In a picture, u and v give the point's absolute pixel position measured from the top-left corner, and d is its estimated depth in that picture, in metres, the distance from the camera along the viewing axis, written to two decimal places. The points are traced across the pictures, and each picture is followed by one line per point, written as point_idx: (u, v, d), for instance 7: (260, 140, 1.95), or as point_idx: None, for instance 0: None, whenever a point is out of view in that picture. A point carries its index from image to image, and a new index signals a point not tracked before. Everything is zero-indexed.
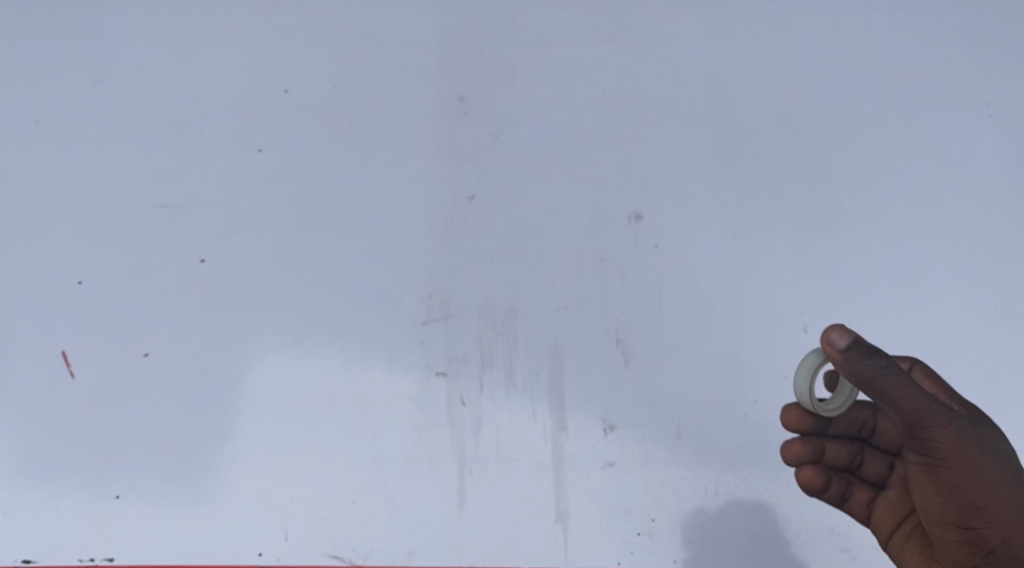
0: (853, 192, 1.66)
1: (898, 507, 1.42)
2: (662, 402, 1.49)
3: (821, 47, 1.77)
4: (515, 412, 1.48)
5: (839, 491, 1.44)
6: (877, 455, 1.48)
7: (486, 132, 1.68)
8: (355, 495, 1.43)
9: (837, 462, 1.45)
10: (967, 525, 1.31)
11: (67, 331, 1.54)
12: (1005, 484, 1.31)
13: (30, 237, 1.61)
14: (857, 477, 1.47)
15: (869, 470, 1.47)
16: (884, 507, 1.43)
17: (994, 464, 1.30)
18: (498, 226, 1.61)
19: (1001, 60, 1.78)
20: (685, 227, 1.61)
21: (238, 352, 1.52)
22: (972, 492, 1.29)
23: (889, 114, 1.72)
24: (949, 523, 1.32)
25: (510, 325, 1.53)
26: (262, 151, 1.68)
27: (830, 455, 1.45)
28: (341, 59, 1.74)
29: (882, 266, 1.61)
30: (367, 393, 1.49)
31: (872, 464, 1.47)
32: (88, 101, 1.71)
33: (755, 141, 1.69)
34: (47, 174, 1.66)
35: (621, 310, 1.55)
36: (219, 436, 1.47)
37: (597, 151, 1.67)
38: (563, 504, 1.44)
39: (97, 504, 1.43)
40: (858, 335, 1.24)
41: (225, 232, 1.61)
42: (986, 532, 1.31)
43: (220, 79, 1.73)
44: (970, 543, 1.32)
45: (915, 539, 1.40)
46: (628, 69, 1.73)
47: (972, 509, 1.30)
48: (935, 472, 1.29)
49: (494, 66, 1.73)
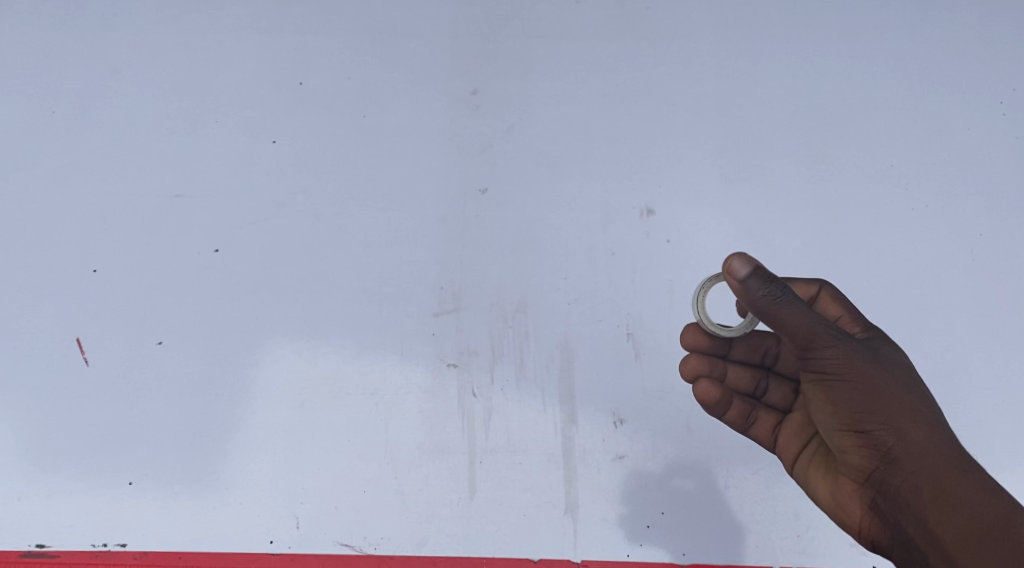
0: (866, 189, 1.66)
1: (807, 431, 1.31)
2: (672, 395, 1.49)
3: (834, 44, 1.77)
4: (525, 404, 1.48)
5: (740, 412, 1.36)
6: (782, 383, 1.37)
7: (500, 126, 1.69)
8: (365, 484, 1.43)
9: (743, 388, 1.38)
10: (862, 429, 1.19)
11: (83, 318, 1.55)
12: (895, 385, 1.18)
13: (47, 226, 1.62)
14: (765, 402, 1.37)
15: (775, 396, 1.37)
16: (790, 432, 1.33)
17: (870, 362, 1.18)
18: (510, 219, 1.61)
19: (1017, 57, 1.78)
20: (697, 223, 1.61)
21: (251, 342, 1.53)
22: (859, 394, 1.17)
23: (903, 111, 1.72)
24: (844, 433, 1.20)
25: (521, 318, 1.54)
26: (276, 142, 1.68)
27: (729, 379, 1.38)
28: (356, 52, 1.75)
29: (894, 263, 1.61)
30: (378, 383, 1.50)
31: (777, 391, 1.37)
32: (105, 91, 1.73)
33: (768, 137, 1.69)
34: (63, 162, 1.67)
35: (632, 304, 1.55)
36: (231, 425, 1.48)
37: (610, 145, 1.67)
38: (572, 496, 1.43)
39: (111, 490, 1.44)
40: (756, 262, 1.18)
41: (239, 223, 1.62)
42: (882, 435, 1.18)
43: (235, 70, 1.74)
44: (870, 449, 1.19)
45: (818, 466, 1.28)
46: (642, 64, 1.74)
47: (858, 412, 1.18)
48: (823, 377, 1.19)
49: (508, 60, 1.74)
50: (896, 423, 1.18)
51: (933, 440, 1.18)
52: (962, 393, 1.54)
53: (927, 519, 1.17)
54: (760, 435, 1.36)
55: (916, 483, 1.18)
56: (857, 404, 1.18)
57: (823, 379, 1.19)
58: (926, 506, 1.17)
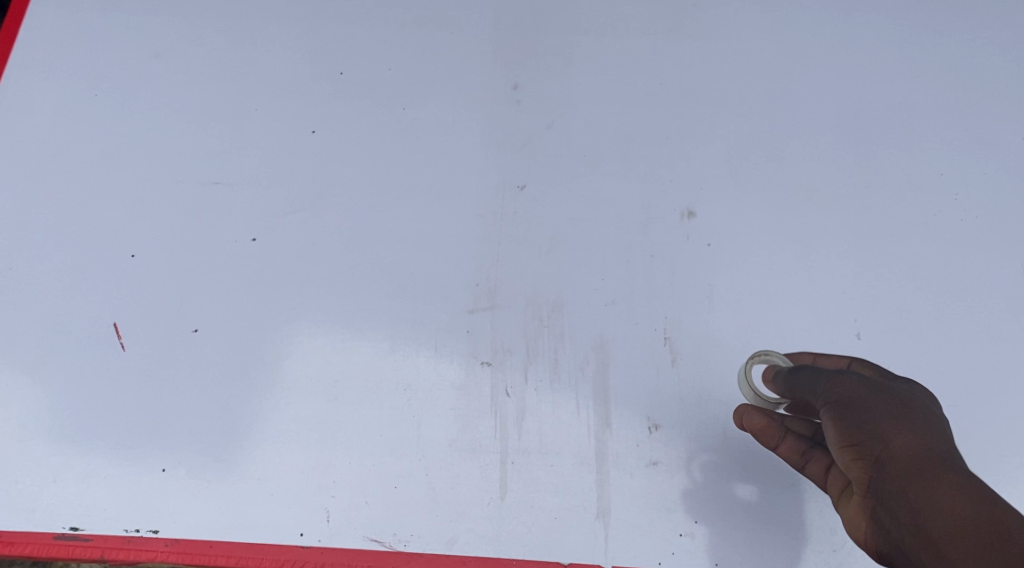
0: (912, 196, 1.62)
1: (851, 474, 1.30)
2: (708, 402, 1.47)
3: (883, 46, 1.73)
4: (559, 406, 1.46)
5: (795, 448, 1.36)
6: None
7: (539, 122, 1.67)
8: (396, 480, 1.43)
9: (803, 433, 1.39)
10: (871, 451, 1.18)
11: (120, 303, 1.56)
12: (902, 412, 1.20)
13: (86, 209, 1.63)
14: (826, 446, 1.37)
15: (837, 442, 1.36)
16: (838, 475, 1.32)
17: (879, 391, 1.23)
18: (548, 217, 1.60)
19: None
20: (738, 227, 1.58)
21: (285, 333, 1.53)
22: (865, 417, 1.20)
23: (953, 116, 1.68)
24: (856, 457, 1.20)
25: (556, 318, 1.52)
26: (315, 132, 1.68)
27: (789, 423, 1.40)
28: (397, 44, 1.75)
29: (941, 275, 1.56)
30: (412, 379, 1.49)
31: None
32: (148, 77, 1.74)
33: (814, 139, 1.65)
34: (104, 146, 1.68)
35: (669, 307, 1.53)
36: (264, 414, 1.48)
37: (651, 145, 1.65)
38: (604, 500, 1.41)
39: (144, 476, 1.45)
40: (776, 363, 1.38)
41: (276, 213, 1.62)
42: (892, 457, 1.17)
43: (277, 60, 1.75)
44: (866, 461, 1.19)
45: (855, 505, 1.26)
46: (686, 62, 1.71)
47: (862, 433, 1.19)
48: (830, 405, 1.24)
49: (549, 56, 1.73)
50: (876, 428, 1.19)
51: (916, 444, 1.17)
52: (1011, 409, 1.47)
53: (920, 517, 1.13)
54: (813, 471, 1.35)
55: (903, 486, 1.15)
56: (846, 419, 1.21)
57: (829, 406, 1.24)
58: (916, 506, 1.13)
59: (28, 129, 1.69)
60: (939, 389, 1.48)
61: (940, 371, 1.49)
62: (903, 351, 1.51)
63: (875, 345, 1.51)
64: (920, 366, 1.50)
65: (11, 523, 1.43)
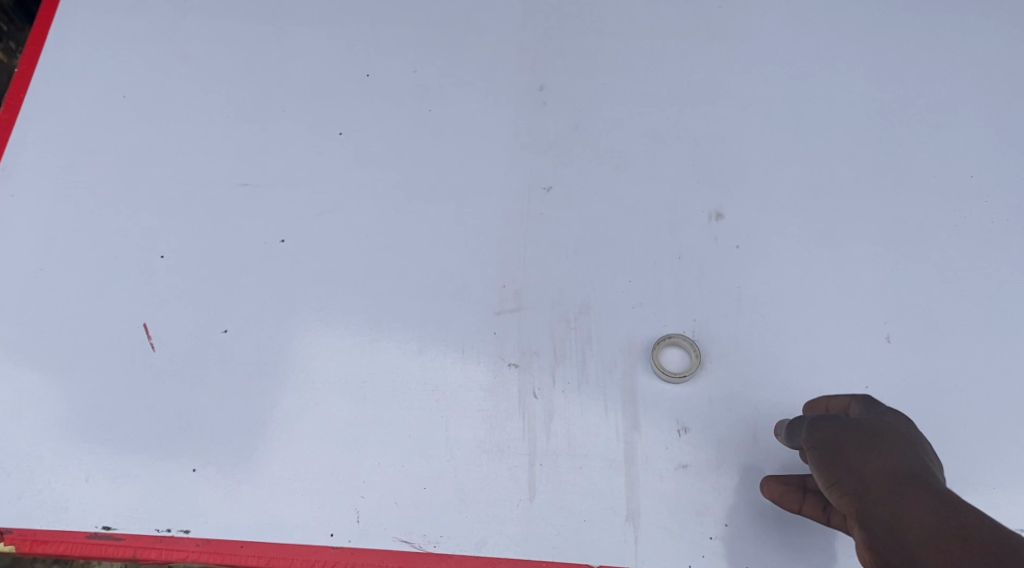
0: (944, 197, 1.59)
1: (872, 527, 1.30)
2: (738, 405, 1.44)
3: (914, 47, 1.72)
4: (588, 408, 1.46)
5: (817, 505, 1.34)
6: None
7: (566, 124, 1.67)
8: (425, 481, 1.43)
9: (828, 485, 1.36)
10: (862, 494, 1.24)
11: (150, 304, 1.57)
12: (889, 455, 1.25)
13: (116, 210, 1.64)
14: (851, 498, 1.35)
15: None
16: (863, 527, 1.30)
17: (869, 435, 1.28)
18: (575, 219, 1.60)
19: None
20: (766, 229, 1.57)
21: (312, 333, 1.54)
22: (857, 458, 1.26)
23: (985, 117, 1.66)
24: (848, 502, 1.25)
25: (583, 320, 1.52)
26: (343, 134, 1.69)
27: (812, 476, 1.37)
28: (423, 47, 1.75)
29: (975, 276, 1.53)
30: (439, 380, 1.49)
31: None
32: (177, 78, 1.75)
33: (843, 140, 1.64)
34: (134, 148, 1.69)
35: (696, 310, 1.52)
36: (291, 415, 1.49)
37: (677, 147, 1.64)
38: (633, 503, 1.40)
39: (176, 476, 1.46)
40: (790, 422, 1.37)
41: (304, 214, 1.63)
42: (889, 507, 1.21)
43: (304, 62, 1.75)
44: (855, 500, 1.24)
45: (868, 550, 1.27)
46: (714, 64, 1.71)
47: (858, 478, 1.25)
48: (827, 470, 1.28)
49: (577, 57, 1.73)
50: (853, 462, 1.26)
51: (893, 474, 1.24)
52: None
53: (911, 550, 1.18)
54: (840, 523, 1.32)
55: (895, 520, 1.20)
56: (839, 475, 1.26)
57: (828, 477, 1.28)
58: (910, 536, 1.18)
59: (58, 130, 1.71)
60: (970, 394, 1.45)
61: (971, 376, 1.46)
62: (935, 353, 1.47)
63: (903, 349, 1.48)
64: (952, 370, 1.46)
65: (44, 521, 1.44)
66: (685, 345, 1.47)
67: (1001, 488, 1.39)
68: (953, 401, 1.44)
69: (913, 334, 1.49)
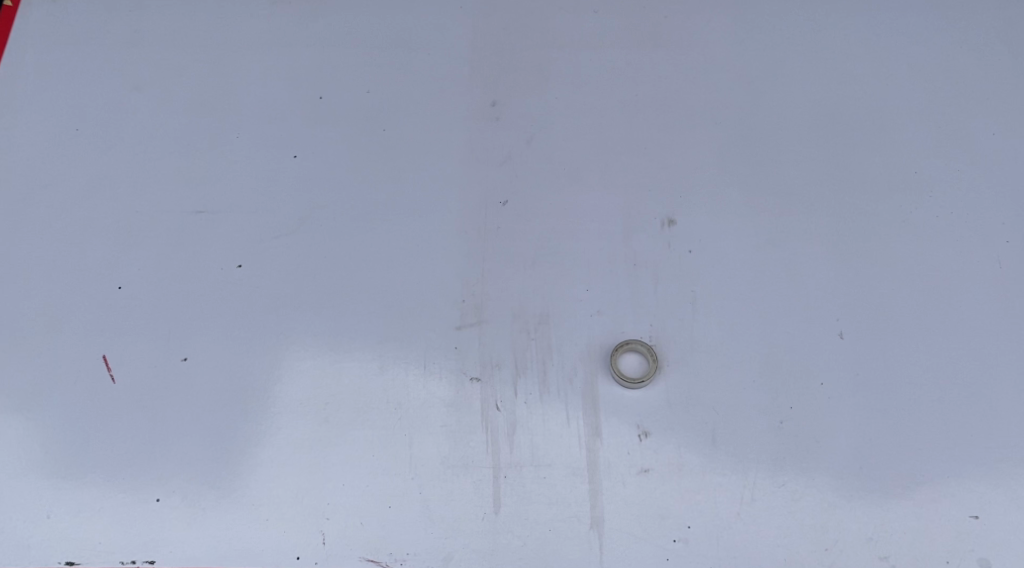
0: (890, 194, 1.62)
1: None
2: (696, 407, 1.46)
3: (856, 48, 1.76)
4: (550, 418, 1.47)
5: None
6: None
7: (519, 138, 1.69)
8: (390, 499, 1.43)
9: None
10: None
11: (109, 335, 1.57)
12: None
13: (72, 242, 1.64)
14: None
15: None
16: None
17: None
18: (531, 231, 1.61)
19: None
20: (718, 232, 1.59)
21: (273, 357, 1.54)
22: None
23: (928, 114, 1.69)
24: None
25: (543, 330, 1.53)
26: (297, 157, 1.70)
27: None
28: (376, 68, 1.77)
29: (925, 269, 1.55)
30: (402, 397, 1.50)
31: None
32: (130, 108, 1.76)
33: (791, 141, 1.67)
34: (88, 179, 1.69)
35: (653, 315, 1.53)
36: (256, 439, 1.49)
37: (629, 156, 1.67)
38: (597, 509, 1.40)
39: (138, 507, 1.45)
40: None
41: (261, 239, 1.63)
42: None
43: (257, 88, 1.76)
44: None
45: None
46: (663, 72, 1.74)
47: None
48: None
49: (527, 73, 1.75)
50: None
51: None
52: (995, 401, 1.44)
53: None
54: None
55: None
56: None
57: None
58: None
59: (13, 165, 1.71)
60: (921, 386, 1.46)
61: (922, 369, 1.47)
62: (888, 347, 1.49)
63: (855, 345, 1.49)
64: (904, 363, 1.48)
65: (6, 559, 1.42)
66: (642, 351, 1.48)
67: (953, 476, 1.40)
68: (906, 394, 1.45)
69: (865, 329, 1.50)
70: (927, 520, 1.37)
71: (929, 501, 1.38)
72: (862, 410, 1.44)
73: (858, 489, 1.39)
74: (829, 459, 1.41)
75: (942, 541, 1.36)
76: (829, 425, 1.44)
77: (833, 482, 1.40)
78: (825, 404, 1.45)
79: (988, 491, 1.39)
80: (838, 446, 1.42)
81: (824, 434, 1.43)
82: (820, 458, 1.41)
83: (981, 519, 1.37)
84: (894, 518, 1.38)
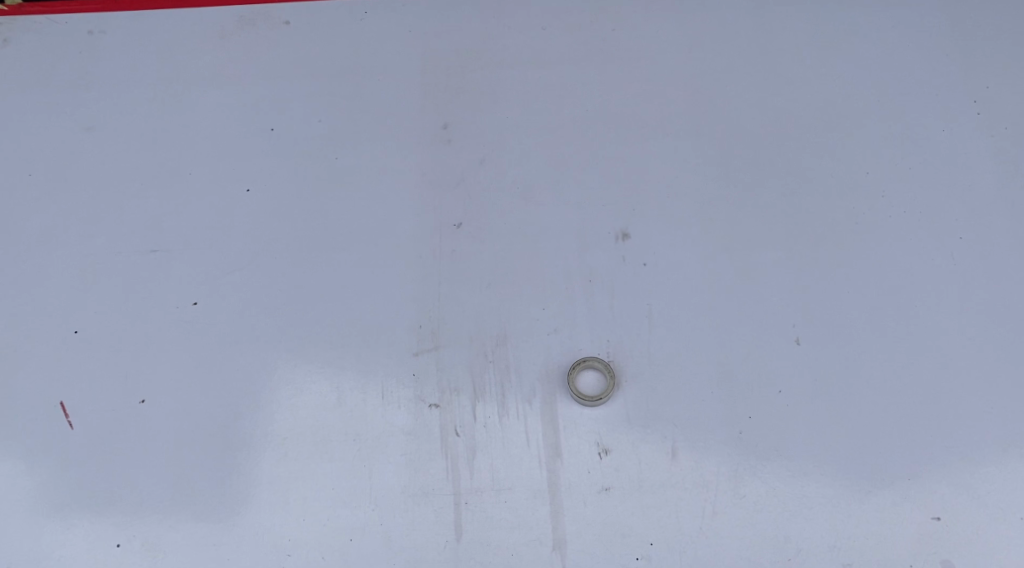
0: (844, 196, 1.60)
1: None
2: (655, 422, 1.46)
3: (810, 46, 1.72)
4: (510, 440, 1.47)
5: None
6: None
7: (472, 157, 1.67)
8: (352, 533, 1.44)
9: None
10: None
11: (64, 381, 1.55)
12: None
13: (24, 287, 1.62)
14: None
15: None
16: None
17: None
18: (486, 253, 1.59)
19: (1001, 49, 1.71)
20: (673, 244, 1.58)
21: (230, 395, 1.53)
22: None
23: (882, 113, 1.66)
24: None
25: (501, 352, 1.52)
26: (249, 190, 1.67)
27: None
28: (324, 97, 1.74)
29: (880, 273, 1.54)
30: (361, 427, 1.49)
31: None
32: (78, 147, 1.73)
33: (744, 148, 1.65)
34: (38, 223, 1.67)
35: (611, 332, 1.52)
36: (215, 479, 1.48)
37: (582, 172, 1.64)
38: (558, 531, 1.42)
39: (100, 553, 1.45)
40: None
41: (216, 275, 1.61)
42: None
43: (208, 123, 1.73)
44: None
45: None
46: (614, 84, 1.71)
47: None
48: None
49: (478, 90, 1.72)
50: None
51: None
52: (953, 403, 1.46)
53: None
54: None
55: None
56: None
57: None
58: None
59: None
60: (878, 390, 1.47)
61: (878, 374, 1.48)
62: (844, 354, 1.49)
63: (812, 352, 1.49)
64: (861, 369, 1.48)
65: None
66: (600, 368, 1.47)
67: (913, 478, 1.42)
68: (863, 399, 1.46)
69: (821, 337, 1.50)
70: (887, 525, 1.40)
71: (888, 505, 1.41)
72: (819, 416, 1.46)
73: (819, 497, 1.42)
74: (789, 469, 1.43)
75: (903, 545, 1.39)
76: (788, 434, 1.45)
77: (790, 489, 1.42)
78: (783, 412, 1.46)
79: (945, 492, 1.41)
80: (796, 451, 1.44)
81: (782, 443, 1.45)
82: (776, 467, 1.43)
83: (943, 520, 1.40)
84: (856, 524, 1.41)
